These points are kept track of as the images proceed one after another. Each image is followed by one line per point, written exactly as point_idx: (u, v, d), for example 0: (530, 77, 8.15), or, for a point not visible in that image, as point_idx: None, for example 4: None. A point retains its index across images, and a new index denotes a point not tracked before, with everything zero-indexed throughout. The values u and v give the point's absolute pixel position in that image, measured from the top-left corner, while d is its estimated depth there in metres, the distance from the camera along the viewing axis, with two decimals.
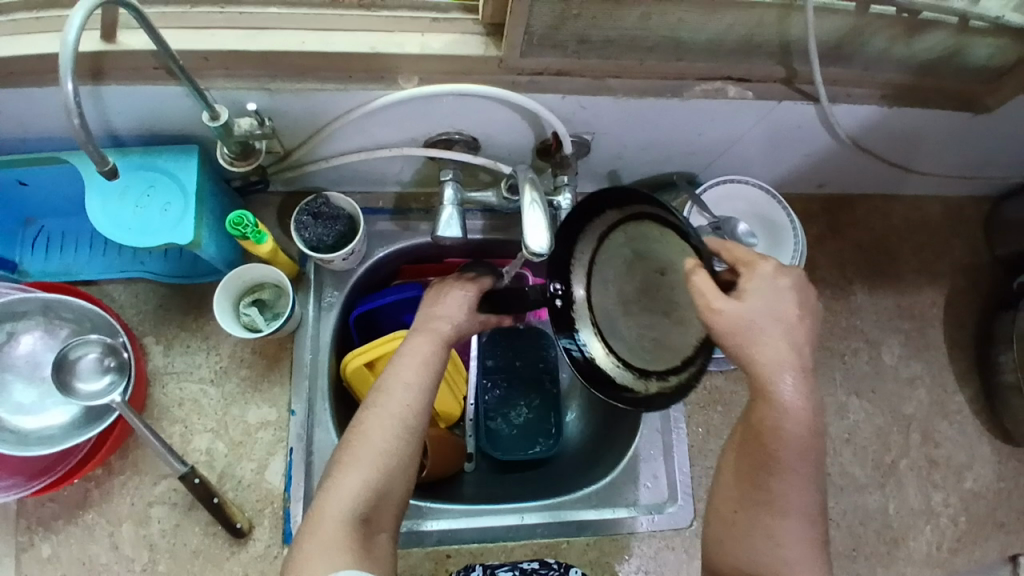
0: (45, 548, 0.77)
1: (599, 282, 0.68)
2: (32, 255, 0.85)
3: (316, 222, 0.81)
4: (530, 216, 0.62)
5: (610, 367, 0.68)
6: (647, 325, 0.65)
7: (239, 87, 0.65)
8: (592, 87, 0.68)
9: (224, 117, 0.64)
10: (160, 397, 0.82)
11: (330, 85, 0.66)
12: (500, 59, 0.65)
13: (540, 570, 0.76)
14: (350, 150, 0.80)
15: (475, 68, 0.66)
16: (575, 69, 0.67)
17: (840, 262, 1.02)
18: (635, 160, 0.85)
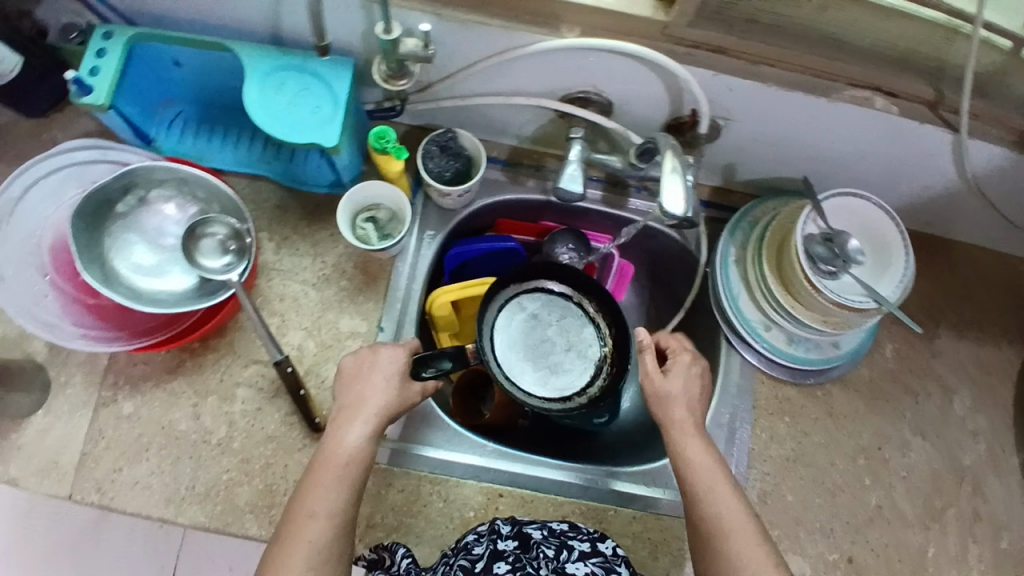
0: (128, 405, 0.81)
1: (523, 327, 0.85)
2: (167, 133, 0.88)
3: (441, 155, 0.84)
4: (669, 183, 0.63)
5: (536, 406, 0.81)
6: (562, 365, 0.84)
7: (413, 7, 0.68)
8: (744, 71, 0.70)
9: (396, 33, 0.67)
10: (265, 288, 0.87)
11: (498, 21, 0.68)
12: (665, 24, 0.66)
13: (569, 532, 0.76)
14: (486, 93, 0.81)
15: (638, 29, 0.68)
16: (732, 49, 0.69)
17: (931, 303, 0.99)
18: (756, 156, 0.86)
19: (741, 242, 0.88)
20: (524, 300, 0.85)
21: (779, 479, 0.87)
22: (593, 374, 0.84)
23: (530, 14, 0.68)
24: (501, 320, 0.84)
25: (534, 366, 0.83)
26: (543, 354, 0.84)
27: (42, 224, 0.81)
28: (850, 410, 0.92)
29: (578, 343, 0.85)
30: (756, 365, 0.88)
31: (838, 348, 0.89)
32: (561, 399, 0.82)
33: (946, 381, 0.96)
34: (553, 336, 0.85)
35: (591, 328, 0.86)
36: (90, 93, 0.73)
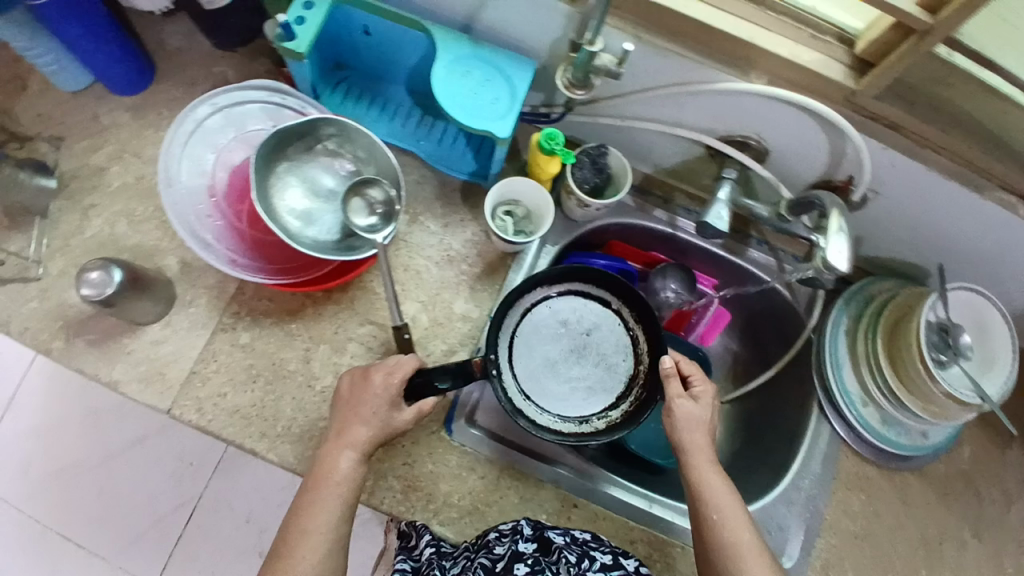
0: (243, 336, 0.84)
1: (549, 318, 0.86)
2: (332, 95, 0.92)
3: (589, 166, 0.84)
4: (832, 241, 0.69)
5: (549, 420, 0.82)
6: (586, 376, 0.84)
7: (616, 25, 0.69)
8: (909, 150, 0.72)
9: (598, 47, 0.67)
10: (392, 257, 0.90)
11: (693, 55, 0.69)
12: (852, 92, 0.67)
13: (593, 541, 0.77)
14: (649, 118, 0.84)
15: (823, 90, 0.69)
16: (908, 129, 0.70)
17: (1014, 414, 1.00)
18: (885, 230, 0.88)
19: (854, 314, 0.91)
20: (558, 308, 0.86)
21: (845, 553, 0.87)
22: (618, 398, 0.84)
23: (728, 54, 0.68)
24: (532, 327, 0.85)
25: (557, 378, 0.84)
26: (567, 366, 0.84)
27: (216, 148, 0.85)
28: (922, 500, 0.92)
29: (608, 358, 0.85)
30: (844, 439, 0.89)
31: (926, 439, 0.91)
32: (576, 418, 0.83)
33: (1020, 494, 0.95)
34: (582, 350, 0.85)
35: (624, 346, 0.86)
36: (293, 40, 0.77)
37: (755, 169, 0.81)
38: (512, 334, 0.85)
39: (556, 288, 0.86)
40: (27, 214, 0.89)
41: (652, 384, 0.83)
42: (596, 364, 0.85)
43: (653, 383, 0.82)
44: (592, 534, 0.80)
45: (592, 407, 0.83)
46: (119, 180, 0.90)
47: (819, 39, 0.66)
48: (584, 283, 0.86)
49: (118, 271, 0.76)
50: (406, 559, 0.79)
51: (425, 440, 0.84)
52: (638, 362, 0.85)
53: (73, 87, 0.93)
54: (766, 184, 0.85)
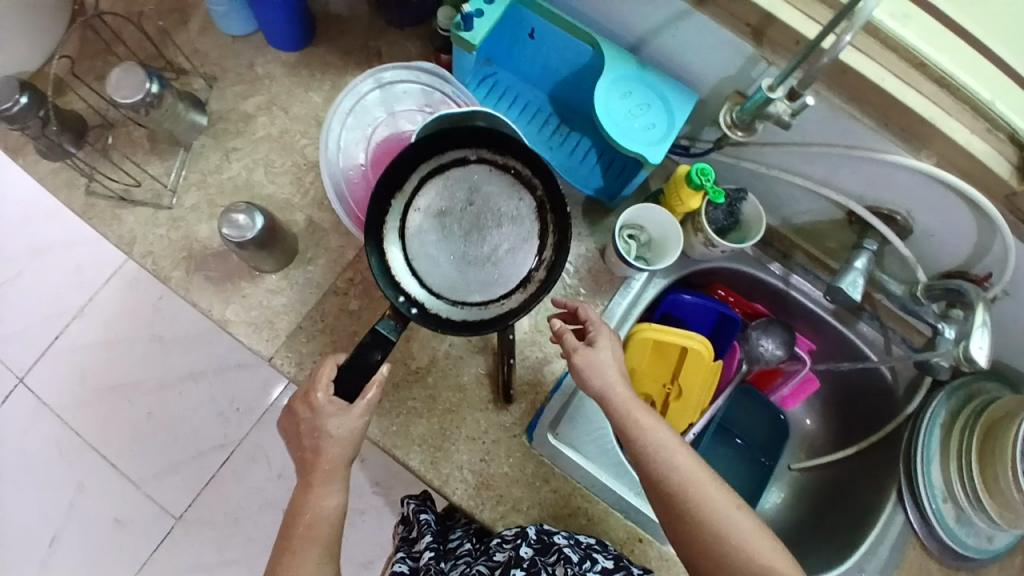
0: (353, 303, 0.86)
1: (422, 227, 0.71)
2: (484, 93, 0.95)
3: (723, 207, 0.86)
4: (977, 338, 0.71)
5: (474, 306, 0.69)
6: (473, 248, 0.70)
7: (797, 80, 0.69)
8: None
9: (777, 95, 0.68)
10: None
11: (868, 121, 0.68)
12: (1011, 192, 0.68)
13: (597, 545, 0.78)
14: (796, 171, 0.85)
15: (985, 184, 0.69)
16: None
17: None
18: (1002, 332, 0.87)
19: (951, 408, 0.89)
20: (429, 203, 0.71)
21: None
22: (537, 240, 0.70)
23: (905, 131, 0.68)
24: (422, 238, 0.71)
25: (475, 268, 0.70)
26: (473, 247, 0.70)
27: (375, 122, 0.88)
28: None
29: (504, 212, 0.70)
30: (916, 530, 0.86)
31: (992, 543, 0.87)
32: (518, 282, 0.69)
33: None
34: (477, 222, 0.71)
35: (513, 189, 0.70)
36: (470, 31, 0.81)
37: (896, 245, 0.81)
38: (403, 258, 0.70)
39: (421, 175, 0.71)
40: (172, 144, 0.94)
41: (555, 202, 0.69)
42: (498, 225, 0.70)
43: (554, 190, 0.68)
44: (596, 538, 0.80)
45: (516, 261, 0.69)
46: (264, 130, 0.94)
47: (991, 134, 0.67)
48: (451, 152, 0.71)
49: (261, 217, 0.79)
50: (405, 557, 0.84)
51: (505, 441, 0.84)
52: (531, 191, 0.70)
53: (237, 32, 0.97)
54: (901, 259, 0.85)
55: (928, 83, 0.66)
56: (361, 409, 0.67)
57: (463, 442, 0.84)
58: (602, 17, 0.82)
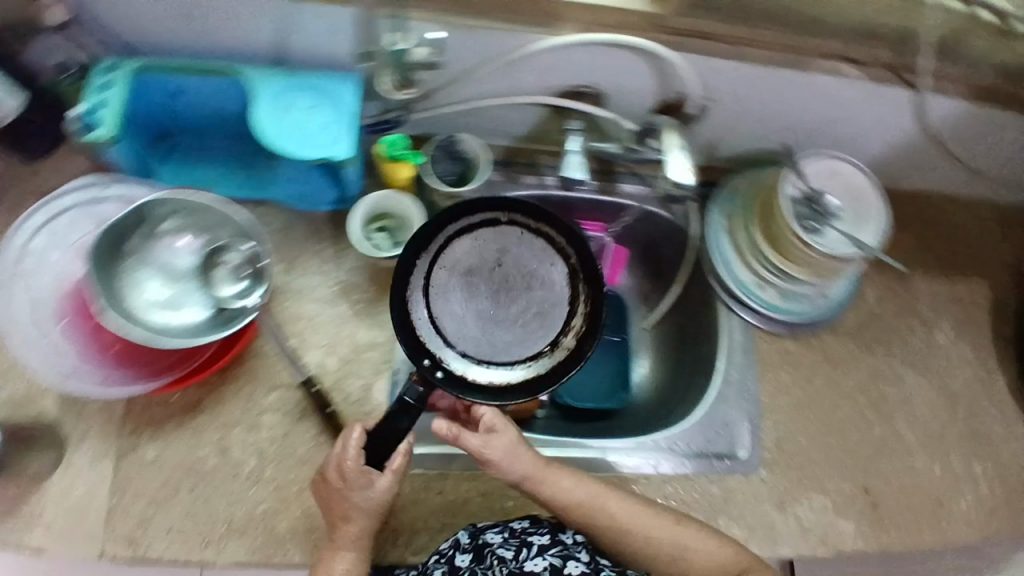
0: (151, 452, 0.81)
1: (444, 290, 0.77)
2: (165, 168, 0.86)
3: (444, 159, 0.85)
4: (675, 157, 0.80)
5: (531, 369, 0.75)
6: (478, 305, 0.77)
7: (420, 17, 0.69)
8: (729, 53, 0.76)
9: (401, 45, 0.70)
10: (282, 309, 0.85)
11: (500, 25, 0.70)
12: (657, 16, 0.71)
13: (529, 528, 0.79)
14: (482, 95, 0.83)
15: (632, 24, 0.72)
16: (718, 34, 0.74)
17: (910, 250, 1.05)
18: (734, 130, 0.92)
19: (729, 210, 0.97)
20: (457, 262, 0.78)
21: (791, 426, 0.95)
22: (574, 304, 0.78)
23: (539, 14, 0.70)
24: (445, 296, 0.77)
25: (502, 328, 0.77)
26: (505, 310, 0.78)
27: (49, 271, 0.82)
28: (844, 355, 0.99)
29: (535, 274, 0.79)
30: (756, 325, 0.96)
31: (827, 298, 0.96)
32: (523, 359, 0.76)
33: (926, 317, 1.03)
34: (504, 281, 0.78)
35: (546, 249, 0.79)
36: (97, 127, 0.74)
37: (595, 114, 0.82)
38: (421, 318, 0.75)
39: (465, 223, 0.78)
40: None
41: (589, 265, 0.78)
42: (529, 287, 0.78)
43: (590, 261, 0.78)
44: (529, 517, 0.81)
45: (535, 334, 0.77)
46: None
47: None
48: (485, 213, 0.79)
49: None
50: None
51: None
52: (566, 259, 0.79)
53: None
54: (612, 125, 0.84)
55: None
56: (392, 477, 0.72)
57: None
58: (227, 39, 0.77)
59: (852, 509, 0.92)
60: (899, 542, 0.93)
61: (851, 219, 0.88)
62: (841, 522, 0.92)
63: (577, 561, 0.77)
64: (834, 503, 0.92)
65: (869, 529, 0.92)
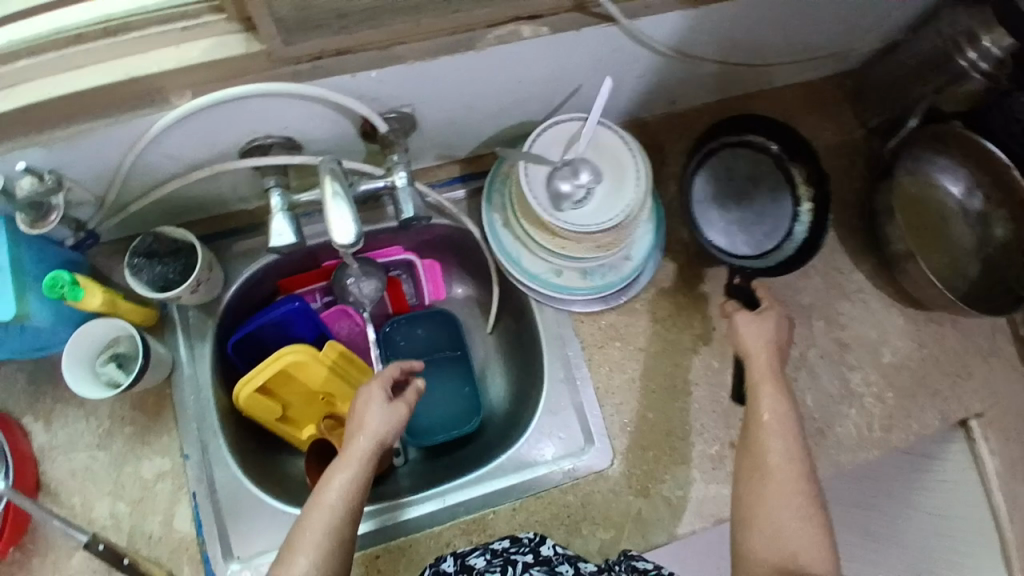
0: None
1: (716, 197, 0.98)
2: None
3: (151, 263, 0.78)
4: (333, 210, 0.65)
5: (792, 229, 0.97)
6: (738, 198, 0.99)
7: (11, 147, 0.63)
8: (380, 59, 0.69)
9: None
10: (51, 472, 0.79)
11: (101, 121, 0.63)
12: (267, 52, 0.63)
13: (510, 548, 0.77)
14: (166, 180, 0.76)
15: (248, 68, 0.65)
16: (357, 46, 0.68)
17: (715, 172, 0.99)
18: (468, 123, 0.86)
19: (501, 204, 0.90)
20: (719, 163, 0.99)
21: (638, 403, 0.88)
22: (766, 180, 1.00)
23: (134, 99, 0.63)
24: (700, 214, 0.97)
25: (746, 219, 0.98)
26: (735, 201, 0.98)
27: None
28: (674, 306, 0.91)
29: (738, 170, 1.00)
30: (572, 312, 0.91)
31: (632, 259, 0.89)
32: (797, 217, 0.98)
33: (751, 236, 0.97)
34: (729, 187, 0.99)
35: (722, 151, 1.00)
36: None
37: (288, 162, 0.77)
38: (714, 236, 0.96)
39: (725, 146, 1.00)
40: None
41: (777, 134, 0.99)
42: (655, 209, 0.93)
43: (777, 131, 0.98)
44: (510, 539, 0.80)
45: (764, 196, 0.99)
46: None
47: (193, 28, 0.62)
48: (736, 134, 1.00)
49: None
50: None
51: None
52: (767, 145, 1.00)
53: None
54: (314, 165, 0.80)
55: (103, 48, 0.61)
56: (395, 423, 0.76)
57: None
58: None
59: (723, 471, 0.86)
60: None
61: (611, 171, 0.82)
62: (715, 488, 0.85)
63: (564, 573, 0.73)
64: (701, 472, 0.86)
65: None
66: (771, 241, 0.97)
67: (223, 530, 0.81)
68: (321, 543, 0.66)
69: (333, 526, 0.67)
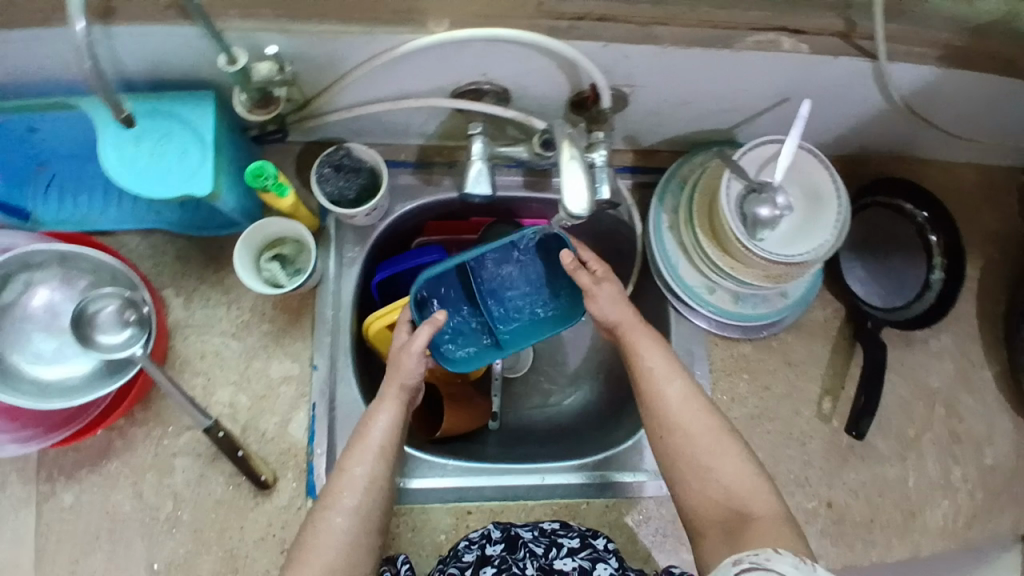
0: (66, 497, 0.79)
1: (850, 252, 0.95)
2: (44, 202, 0.81)
3: (337, 175, 0.79)
4: (568, 172, 0.60)
5: (919, 299, 0.93)
6: (872, 257, 0.95)
7: (257, 28, 0.60)
8: (636, 35, 0.64)
9: (242, 62, 0.60)
10: (182, 348, 0.81)
11: (356, 28, 0.61)
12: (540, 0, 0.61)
13: (563, 531, 0.80)
14: (373, 100, 0.76)
15: (511, 12, 0.62)
16: (620, 15, 0.64)
17: (858, 226, 0.96)
18: (672, 116, 0.81)
19: (671, 206, 0.87)
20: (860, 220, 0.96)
21: (749, 437, 0.88)
22: (904, 243, 0.95)
23: (391, 13, 0.62)
24: (851, 270, 0.95)
25: (875, 282, 0.94)
26: (870, 257, 0.95)
27: None
28: (808, 357, 0.91)
29: (878, 229, 0.96)
30: (709, 330, 0.89)
31: (787, 297, 0.87)
32: (923, 287, 0.93)
33: (881, 297, 0.94)
34: (865, 244, 0.96)
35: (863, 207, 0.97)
36: None
37: (498, 113, 0.75)
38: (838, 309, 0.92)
39: (867, 204, 0.96)
40: None
41: (924, 200, 0.93)
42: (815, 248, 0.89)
43: (921, 198, 0.94)
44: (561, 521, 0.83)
45: (897, 259, 0.94)
46: None
47: None
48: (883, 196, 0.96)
49: None
50: None
51: (294, 521, 0.79)
52: (916, 215, 0.94)
53: None
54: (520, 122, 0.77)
55: None
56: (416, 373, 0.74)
57: (255, 548, 0.78)
58: (50, 67, 0.67)
59: (813, 526, 0.88)
60: (863, 556, 0.88)
61: (807, 206, 0.79)
62: (800, 538, 0.87)
63: (608, 564, 0.77)
64: (792, 519, 0.87)
65: (831, 545, 0.88)
66: (902, 298, 0.93)
67: (330, 445, 0.81)
68: (365, 481, 0.69)
69: (373, 464, 0.70)
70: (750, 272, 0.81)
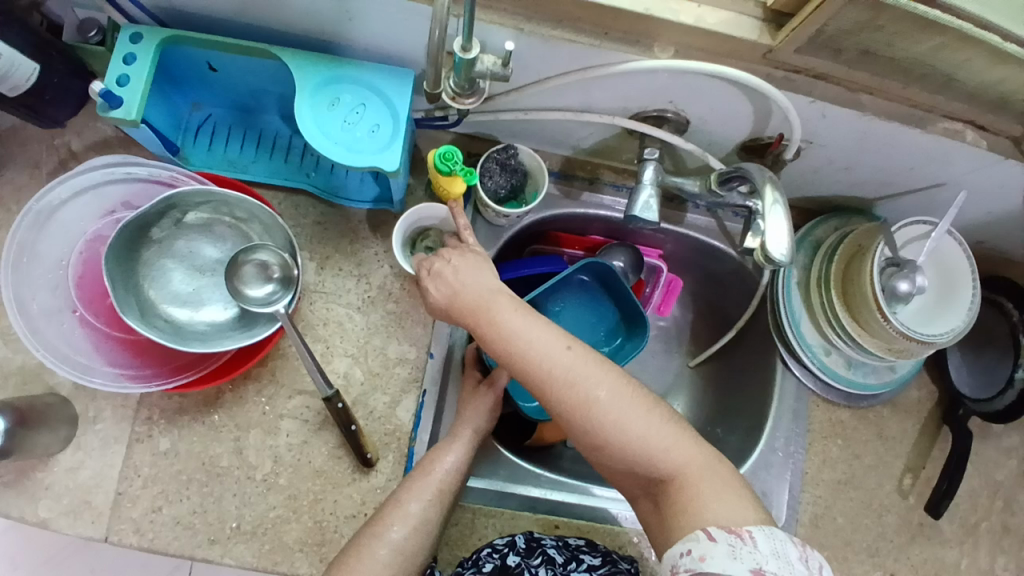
0: (163, 442, 0.77)
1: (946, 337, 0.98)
2: (194, 144, 0.80)
3: (499, 172, 0.80)
4: (770, 216, 0.63)
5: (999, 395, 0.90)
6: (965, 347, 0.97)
7: (496, 22, 0.61)
8: (843, 98, 0.67)
9: (474, 51, 0.60)
10: (307, 312, 0.80)
11: (585, 39, 0.62)
12: (769, 49, 0.62)
13: (584, 547, 0.79)
14: (552, 108, 0.76)
15: (737, 52, 0.63)
16: (836, 77, 0.65)
17: None
18: (826, 177, 0.83)
19: (802, 262, 0.91)
20: None
21: (829, 501, 0.90)
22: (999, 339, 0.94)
23: (622, 31, 0.62)
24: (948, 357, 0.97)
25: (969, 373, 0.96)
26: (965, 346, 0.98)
27: (64, 259, 0.74)
28: (897, 434, 0.94)
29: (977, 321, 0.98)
30: (813, 390, 0.91)
31: (895, 372, 0.91)
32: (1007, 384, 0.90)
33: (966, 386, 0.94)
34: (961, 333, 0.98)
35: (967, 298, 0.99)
36: (121, 106, 0.66)
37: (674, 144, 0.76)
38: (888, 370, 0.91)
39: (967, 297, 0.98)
40: None
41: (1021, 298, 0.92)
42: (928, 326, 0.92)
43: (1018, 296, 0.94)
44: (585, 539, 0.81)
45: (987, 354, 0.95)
46: None
47: None
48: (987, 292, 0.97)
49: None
50: None
51: None
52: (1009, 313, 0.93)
53: None
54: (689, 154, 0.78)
55: None
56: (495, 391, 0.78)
57: (345, 524, 0.77)
58: (263, 13, 0.67)
59: None
60: None
61: (940, 287, 0.83)
62: None
63: None
64: None
65: None
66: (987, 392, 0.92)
67: (433, 436, 0.80)
68: (417, 520, 0.67)
69: (428, 504, 0.69)
70: (875, 342, 0.84)
